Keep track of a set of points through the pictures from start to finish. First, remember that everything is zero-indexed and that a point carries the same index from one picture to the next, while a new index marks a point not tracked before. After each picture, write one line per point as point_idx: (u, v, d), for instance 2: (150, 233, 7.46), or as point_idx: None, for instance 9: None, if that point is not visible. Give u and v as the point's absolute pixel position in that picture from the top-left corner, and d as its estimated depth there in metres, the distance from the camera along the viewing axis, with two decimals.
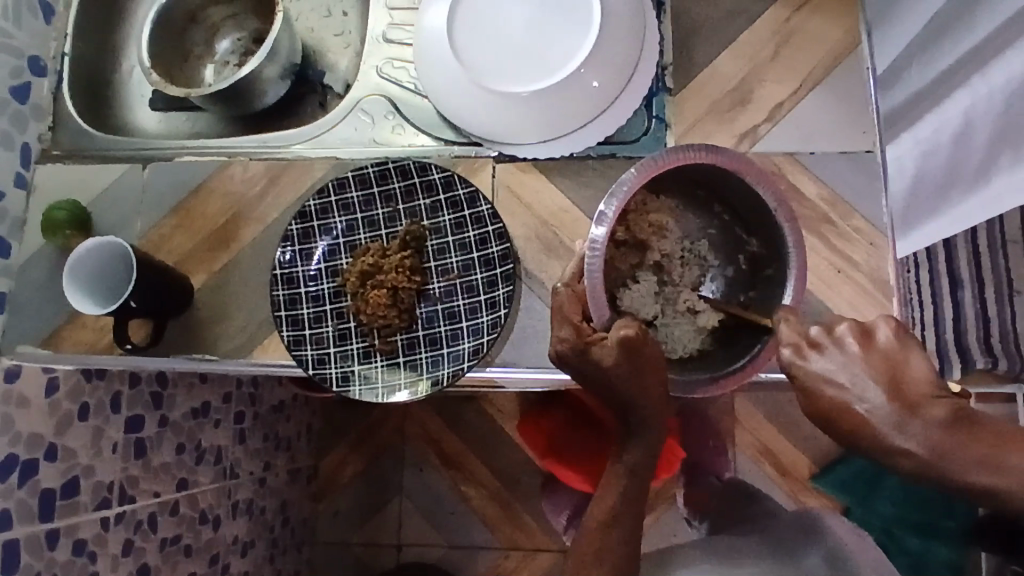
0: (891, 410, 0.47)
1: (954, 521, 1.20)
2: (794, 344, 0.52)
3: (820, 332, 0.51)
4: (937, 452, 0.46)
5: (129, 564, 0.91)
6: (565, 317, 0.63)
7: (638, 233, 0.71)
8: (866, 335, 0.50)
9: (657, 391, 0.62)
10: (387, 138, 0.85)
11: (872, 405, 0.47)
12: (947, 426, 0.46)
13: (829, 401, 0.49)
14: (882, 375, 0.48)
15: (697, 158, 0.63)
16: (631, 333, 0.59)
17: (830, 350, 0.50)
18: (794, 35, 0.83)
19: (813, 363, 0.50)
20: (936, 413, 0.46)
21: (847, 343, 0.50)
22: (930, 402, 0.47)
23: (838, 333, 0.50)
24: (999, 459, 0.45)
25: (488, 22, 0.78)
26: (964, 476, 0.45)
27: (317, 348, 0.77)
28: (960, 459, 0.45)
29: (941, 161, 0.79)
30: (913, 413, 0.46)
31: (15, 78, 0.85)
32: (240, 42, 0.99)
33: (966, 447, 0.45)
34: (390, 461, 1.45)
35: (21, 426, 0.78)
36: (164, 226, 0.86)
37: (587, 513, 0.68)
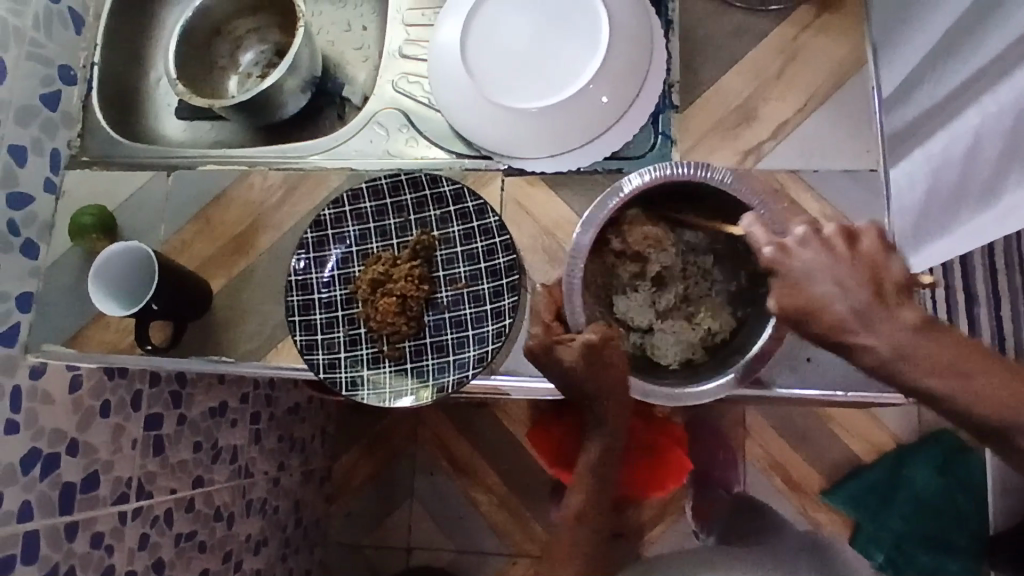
0: (869, 308, 0.48)
1: (965, 538, 1.20)
2: (774, 244, 0.52)
3: (802, 233, 0.51)
4: (903, 352, 0.48)
5: (145, 558, 0.94)
6: (538, 317, 0.71)
7: (635, 242, 0.73)
8: (850, 232, 0.51)
9: (614, 391, 0.70)
10: (402, 150, 0.88)
11: (852, 304, 0.48)
12: (915, 331, 0.48)
13: (808, 297, 0.49)
14: (862, 275, 0.49)
15: (693, 176, 0.68)
16: (592, 336, 0.67)
17: (814, 246, 0.51)
18: (800, 54, 0.85)
19: (795, 262, 0.51)
20: (907, 317, 0.48)
21: (826, 244, 0.50)
22: (901, 305, 0.48)
23: (824, 235, 0.51)
24: (957, 365, 0.47)
25: (498, 42, 0.81)
26: (914, 377, 0.48)
27: (328, 352, 0.80)
28: (922, 360, 0.47)
29: (950, 177, 0.72)
30: (887, 312, 0.48)
31: (47, 87, 0.89)
32: (263, 54, 1.03)
33: (928, 350, 0.47)
34: (402, 465, 1.47)
35: (44, 422, 0.82)
36: (186, 232, 0.90)
37: (564, 509, 0.80)
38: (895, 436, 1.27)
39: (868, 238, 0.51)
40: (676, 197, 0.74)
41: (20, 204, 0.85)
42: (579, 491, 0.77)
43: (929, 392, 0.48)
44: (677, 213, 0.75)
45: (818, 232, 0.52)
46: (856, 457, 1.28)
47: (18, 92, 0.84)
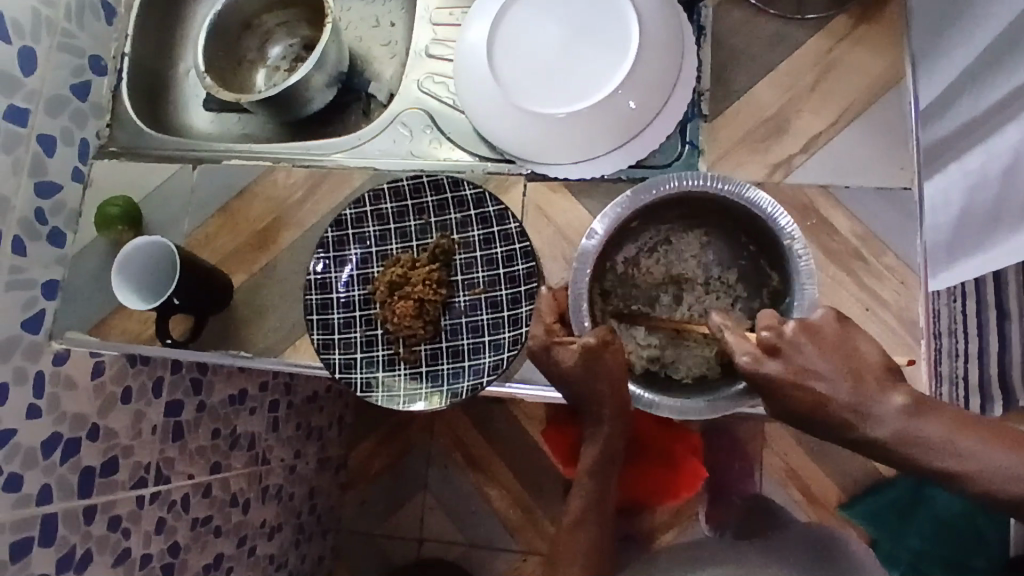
0: (859, 398, 0.55)
1: (984, 559, 1.16)
2: (751, 353, 0.57)
3: (773, 337, 0.57)
4: (905, 436, 0.53)
5: (161, 542, 0.96)
6: (540, 318, 0.72)
7: (648, 261, 0.77)
8: (813, 328, 0.58)
9: (610, 396, 0.71)
10: (425, 151, 0.88)
11: (843, 397, 0.55)
12: (907, 412, 0.54)
13: (806, 392, 0.55)
14: (843, 368, 0.56)
15: (708, 187, 0.71)
16: (591, 339, 0.68)
17: (791, 353, 0.56)
18: (837, 65, 0.82)
19: (774, 369, 0.56)
20: (895, 401, 0.54)
21: (803, 346, 0.57)
22: (889, 390, 0.55)
23: (789, 337, 0.57)
24: (957, 443, 0.53)
25: (526, 45, 0.80)
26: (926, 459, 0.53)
27: (345, 352, 0.80)
28: (925, 441, 0.53)
29: (987, 199, 0.79)
30: (875, 399, 0.54)
31: (78, 78, 0.90)
32: (292, 49, 1.03)
33: (931, 425, 0.53)
34: (417, 457, 1.47)
35: (66, 406, 0.83)
36: (209, 225, 0.90)
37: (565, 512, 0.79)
38: None
39: (832, 329, 0.58)
40: (690, 213, 0.76)
41: (48, 193, 0.86)
42: (579, 493, 0.78)
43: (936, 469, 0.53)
44: (692, 228, 0.77)
45: (785, 334, 0.57)
46: (876, 472, 1.26)
47: (48, 83, 0.85)
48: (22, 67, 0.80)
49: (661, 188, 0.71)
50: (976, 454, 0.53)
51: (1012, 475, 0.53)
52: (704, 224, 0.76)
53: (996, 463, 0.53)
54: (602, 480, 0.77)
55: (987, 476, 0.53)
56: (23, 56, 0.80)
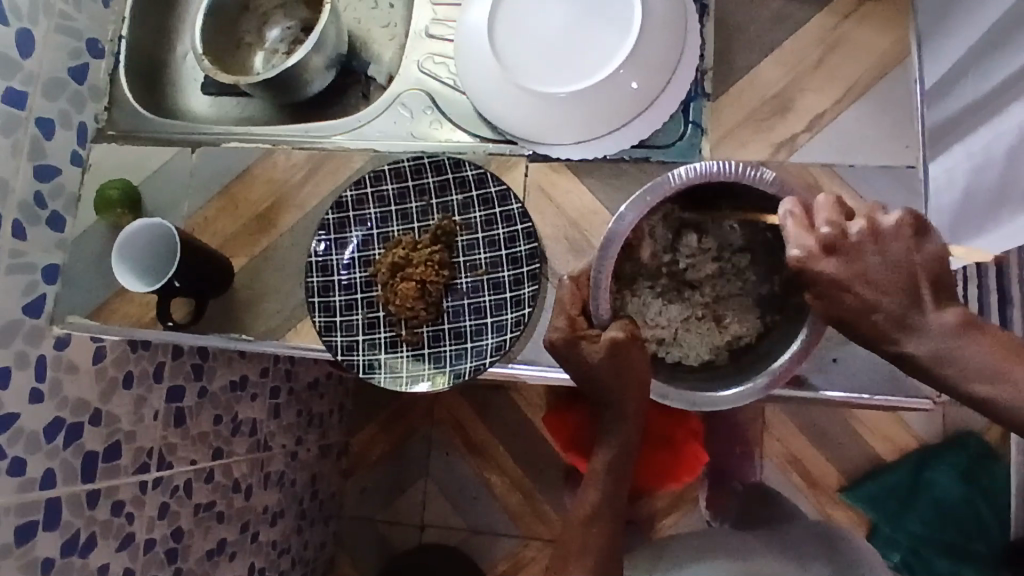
0: (907, 311, 0.53)
1: (984, 545, 1.17)
2: (806, 245, 0.55)
3: (833, 236, 0.54)
4: (941, 354, 0.52)
5: (164, 527, 0.96)
6: (563, 309, 0.72)
7: (661, 246, 0.75)
8: (878, 231, 0.55)
9: (632, 386, 0.70)
10: (425, 133, 0.87)
11: (890, 307, 0.53)
12: (956, 331, 0.52)
13: (855, 300, 0.54)
14: (899, 278, 0.53)
15: (736, 176, 0.66)
16: (617, 333, 0.68)
17: (844, 257, 0.54)
18: (839, 43, 0.82)
19: (828, 268, 0.54)
20: (947, 317, 0.52)
21: (865, 251, 0.54)
22: (941, 306, 0.53)
23: (853, 239, 0.54)
24: (1000, 369, 0.50)
25: (527, 24, 0.79)
26: (962, 382, 0.51)
27: (346, 335, 0.80)
28: (964, 362, 0.51)
29: (995, 175, 0.74)
30: (925, 314, 0.52)
31: (75, 60, 0.89)
32: (289, 31, 1.02)
33: (977, 348, 0.51)
34: (417, 443, 1.47)
35: (68, 391, 0.83)
36: (209, 208, 0.90)
37: (572, 511, 0.75)
38: (918, 438, 1.24)
39: (897, 238, 0.55)
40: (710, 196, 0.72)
41: (47, 176, 0.85)
42: (593, 488, 0.73)
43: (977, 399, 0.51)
44: (709, 204, 0.73)
45: (847, 236, 0.55)
46: (875, 457, 1.25)
47: (46, 65, 0.84)
48: (21, 50, 0.80)
49: (683, 180, 0.66)
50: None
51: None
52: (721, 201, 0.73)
53: None
54: (618, 477, 0.74)
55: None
56: (22, 38, 0.80)
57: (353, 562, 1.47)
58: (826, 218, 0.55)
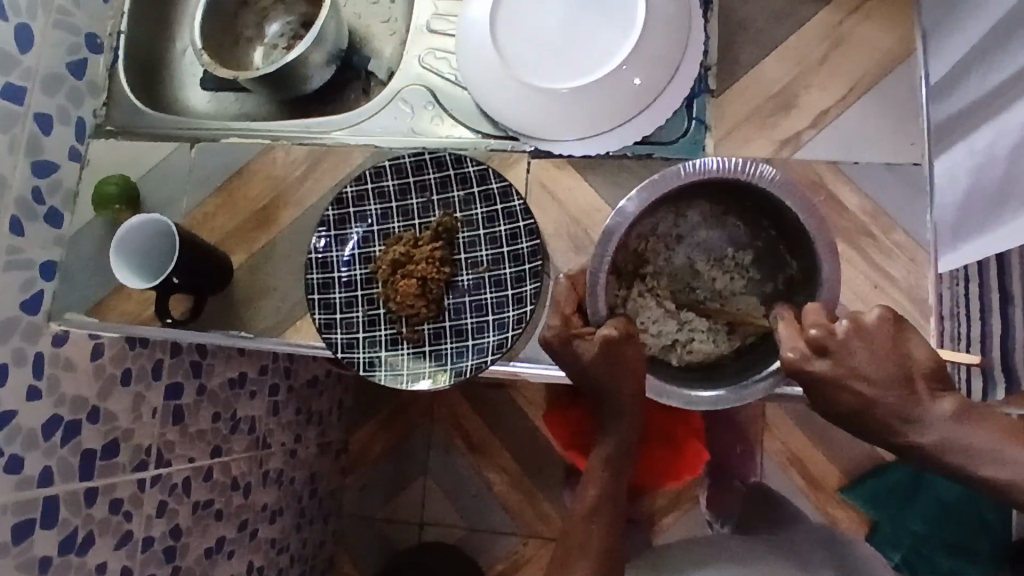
0: (904, 405, 0.55)
1: (987, 544, 1.14)
2: (798, 348, 0.56)
3: (821, 335, 0.56)
4: (947, 443, 0.54)
5: (162, 525, 0.95)
6: (558, 308, 0.70)
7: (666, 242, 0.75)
8: (863, 326, 0.56)
9: (630, 384, 0.70)
10: (426, 129, 0.86)
11: (889, 402, 0.55)
12: (953, 418, 0.54)
13: (848, 398, 0.55)
14: (892, 372, 0.55)
15: (736, 173, 0.67)
16: (612, 331, 0.66)
17: (836, 357, 0.55)
18: (844, 40, 0.81)
19: (822, 368, 0.55)
20: (943, 406, 0.54)
21: (854, 348, 0.55)
22: (936, 396, 0.55)
23: (840, 338, 0.56)
24: (1003, 451, 0.52)
25: (529, 19, 0.78)
26: (967, 468, 0.53)
27: (347, 332, 0.79)
28: (969, 447, 0.53)
29: (998, 175, 0.72)
30: (922, 405, 0.54)
31: (74, 55, 0.88)
32: (289, 26, 1.01)
33: (979, 432, 0.53)
34: (418, 441, 1.47)
35: (65, 388, 0.83)
36: (208, 204, 0.89)
37: (573, 505, 0.76)
38: None
39: (884, 330, 0.56)
40: (712, 197, 0.74)
41: (46, 172, 0.85)
42: (592, 485, 0.74)
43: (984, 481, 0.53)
44: (711, 206, 0.75)
45: (834, 333, 0.56)
46: (877, 455, 1.25)
47: (45, 60, 0.83)
48: (19, 44, 0.79)
49: (685, 174, 0.66)
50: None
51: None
52: (722, 203, 0.75)
53: None
54: (618, 472, 0.74)
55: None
56: (20, 32, 0.79)
57: (352, 560, 1.47)
58: (814, 318, 0.57)
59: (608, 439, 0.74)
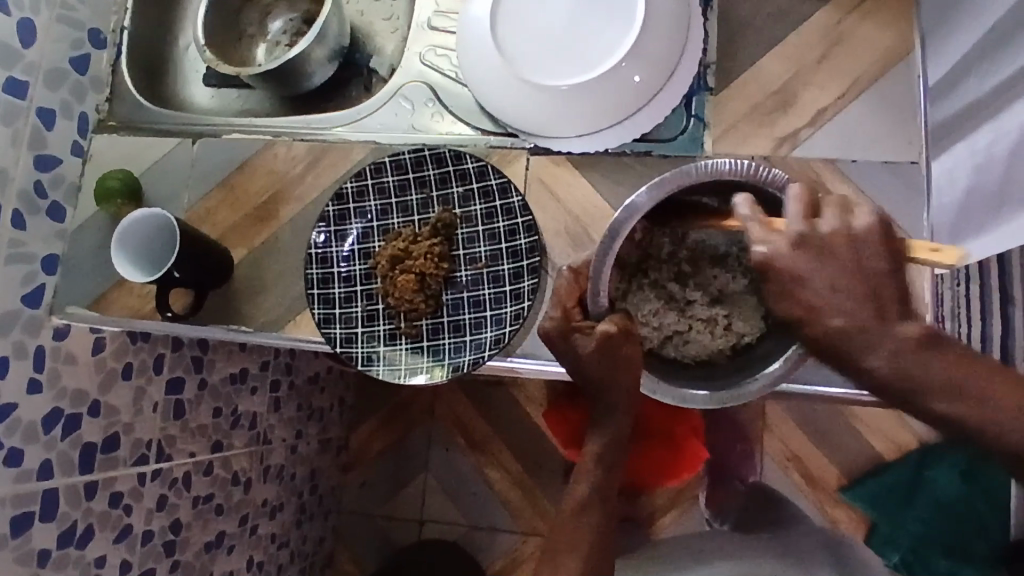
0: (870, 323, 0.51)
1: (984, 543, 1.15)
2: (771, 243, 0.54)
3: (803, 231, 0.54)
4: (905, 370, 0.51)
5: (162, 519, 0.96)
6: (560, 300, 0.72)
7: (671, 238, 0.75)
8: (850, 234, 0.53)
9: (625, 379, 0.70)
10: (426, 125, 0.87)
11: (856, 314, 0.52)
12: (919, 346, 0.51)
13: (806, 300, 0.53)
14: (862, 286, 0.52)
15: (747, 175, 0.64)
16: (610, 327, 0.67)
17: (808, 252, 0.53)
18: (843, 38, 0.81)
19: (789, 261, 0.53)
20: (910, 331, 0.51)
21: (830, 250, 0.53)
22: (905, 318, 0.52)
23: (818, 236, 0.54)
24: (958, 382, 0.51)
25: (529, 16, 0.78)
26: (917, 397, 0.51)
27: (345, 327, 0.79)
28: (925, 379, 0.51)
29: (998, 176, 0.73)
30: (890, 325, 0.51)
31: (76, 50, 0.89)
32: (292, 23, 1.01)
33: (932, 366, 0.50)
34: (418, 438, 1.47)
35: (66, 382, 0.83)
36: (209, 200, 0.90)
37: (563, 501, 0.74)
38: (919, 436, 1.24)
39: (868, 242, 0.53)
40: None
41: (48, 167, 0.85)
42: (584, 479, 0.73)
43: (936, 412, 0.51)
44: (717, 205, 0.74)
45: (815, 232, 0.54)
46: (877, 456, 1.25)
47: (47, 55, 0.84)
48: (21, 39, 0.80)
49: (692, 175, 0.63)
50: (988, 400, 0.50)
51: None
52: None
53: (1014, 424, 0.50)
54: (609, 467, 0.73)
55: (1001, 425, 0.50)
56: (23, 28, 0.80)
57: (352, 557, 1.47)
58: (795, 215, 0.55)
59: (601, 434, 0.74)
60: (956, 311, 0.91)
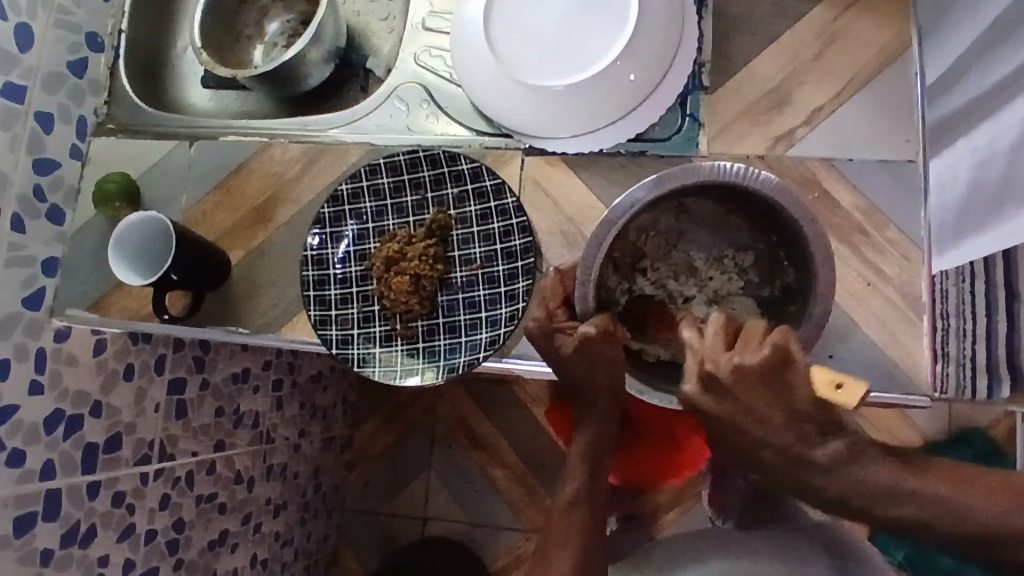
0: (796, 448, 0.52)
1: None
2: (689, 384, 0.55)
3: (710, 368, 0.54)
4: (848, 485, 0.51)
5: (165, 519, 0.97)
6: (543, 300, 0.72)
7: (668, 237, 0.75)
8: (757, 370, 0.52)
9: (606, 375, 0.71)
10: (422, 126, 0.87)
11: (780, 444, 0.53)
12: (847, 460, 0.52)
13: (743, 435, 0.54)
14: (780, 419, 0.52)
15: (739, 178, 0.65)
16: (593, 327, 0.67)
17: (718, 396, 0.54)
18: (839, 35, 0.81)
19: (707, 405, 0.54)
20: (836, 446, 0.52)
21: (737, 390, 0.53)
22: (827, 438, 0.52)
23: (722, 376, 0.53)
24: (905, 488, 0.51)
25: (523, 16, 0.78)
26: (873, 507, 0.52)
27: (341, 328, 0.80)
28: (872, 485, 0.51)
29: (996, 175, 0.70)
30: (814, 447, 0.52)
31: (74, 54, 0.89)
32: (289, 24, 1.02)
33: (871, 479, 0.51)
34: (420, 437, 1.48)
35: (68, 383, 0.84)
36: (206, 202, 0.90)
37: (554, 499, 0.74)
38: None
39: (771, 375, 0.52)
40: (715, 196, 0.72)
41: (47, 170, 0.86)
42: (571, 478, 0.74)
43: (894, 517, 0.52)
44: (714, 205, 0.73)
45: (721, 369, 0.53)
46: None
47: (46, 59, 0.85)
48: (19, 44, 0.80)
49: (696, 173, 0.65)
50: (935, 501, 0.51)
51: (972, 515, 0.50)
52: (726, 203, 0.73)
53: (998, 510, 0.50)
54: (596, 461, 0.74)
55: (955, 522, 0.50)
56: (20, 31, 0.80)
57: (356, 555, 1.48)
58: (710, 347, 0.54)
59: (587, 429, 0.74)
60: (960, 308, 0.86)
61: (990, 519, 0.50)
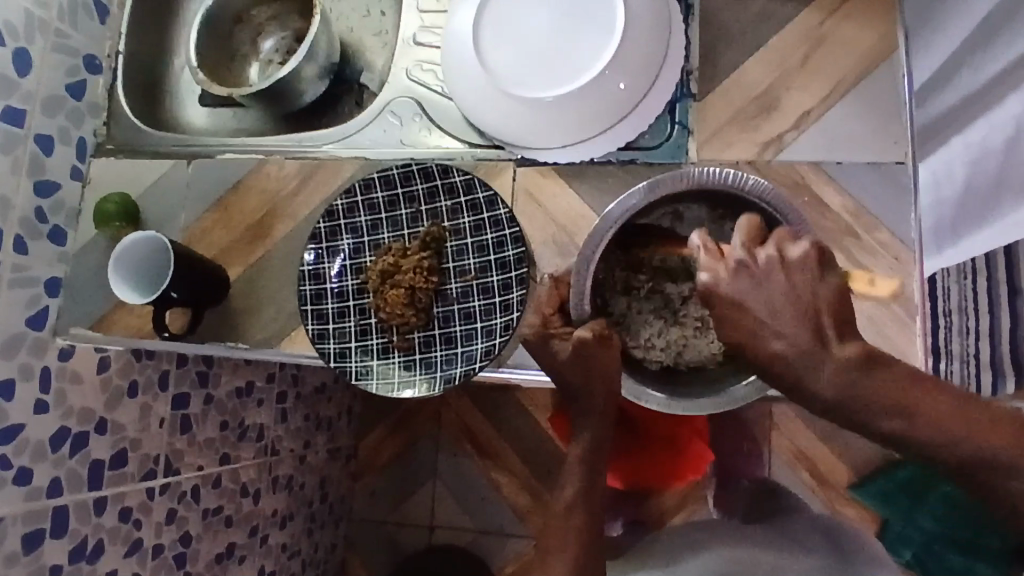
0: (811, 348, 0.50)
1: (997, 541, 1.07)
2: (714, 270, 0.53)
3: (743, 258, 0.53)
4: (851, 393, 0.49)
5: (172, 532, 0.98)
6: (539, 307, 0.73)
7: (666, 246, 0.73)
8: (787, 263, 0.52)
9: (601, 382, 0.69)
10: (415, 140, 0.88)
11: (800, 339, 0.50)
12: (858, 369, 0.50)
13: (754, 324, 0.51)
14: (803, 317, 0.50)
15: (726, 181, 0.68)
16: (586, 334, 0.68)
17: (746, 278, 0.52)
18: (826, 39, 0.81)
19: (730, 291, 0.52)
20: (848, 354, 0.50)
21: (770, 277, 0.52)
22: (842, 342, 0.51)
23: (757, 263, 0.52)
24: (905, 404, 0.49)
25: (512, 29, 0.79)
26: (869, 417, 0.50)
27: (339, 341, 0.81)
28: (870, 399, 0.49)
29: (995, 166, 0.73)
30: (829, 350, 0.50)
31: (72, 77, 0.91)
32: (284, 41, 1.03)
33: (876, 389, 0.49)
34: (425, 446, 1.48)
35: (73, 401, 0.85)
36: (205, 219, 0.91)
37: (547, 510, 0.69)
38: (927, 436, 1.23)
39: (801, 272, 0.52)
40: (710, 201, 0.72)
41: (48, 192, 0.87)
42: (570, 483, 0.69)
43: (888, 434, 0.50)
44: (709, 210, 0.72)
45: (757, 261, 0.53)
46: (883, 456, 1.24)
47: (44, 82, 0.86)
48: (17, 69, 0.82)
49: (683, 179, 0.68)
50: (933, 421, 0.49)
51: (962, 439, 0.49)
52: (721, 207, 0.72)
53: (994, 437, 0.48)
54: (594, 472, 0.70)
55: (939, 442, 0.49)
56: (18, 57, 0.82)
57: (363, 565, 1.49)
58: (739, 243, 0.54)
59: (582, 437, 0.71)
60: (962, 305, 0.92)
61: (979, 444, 0.49)
